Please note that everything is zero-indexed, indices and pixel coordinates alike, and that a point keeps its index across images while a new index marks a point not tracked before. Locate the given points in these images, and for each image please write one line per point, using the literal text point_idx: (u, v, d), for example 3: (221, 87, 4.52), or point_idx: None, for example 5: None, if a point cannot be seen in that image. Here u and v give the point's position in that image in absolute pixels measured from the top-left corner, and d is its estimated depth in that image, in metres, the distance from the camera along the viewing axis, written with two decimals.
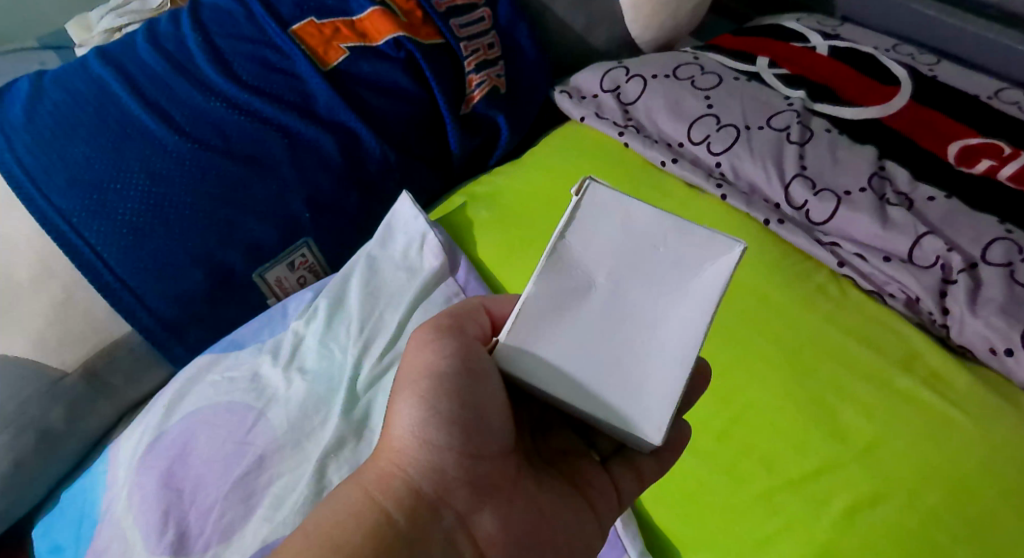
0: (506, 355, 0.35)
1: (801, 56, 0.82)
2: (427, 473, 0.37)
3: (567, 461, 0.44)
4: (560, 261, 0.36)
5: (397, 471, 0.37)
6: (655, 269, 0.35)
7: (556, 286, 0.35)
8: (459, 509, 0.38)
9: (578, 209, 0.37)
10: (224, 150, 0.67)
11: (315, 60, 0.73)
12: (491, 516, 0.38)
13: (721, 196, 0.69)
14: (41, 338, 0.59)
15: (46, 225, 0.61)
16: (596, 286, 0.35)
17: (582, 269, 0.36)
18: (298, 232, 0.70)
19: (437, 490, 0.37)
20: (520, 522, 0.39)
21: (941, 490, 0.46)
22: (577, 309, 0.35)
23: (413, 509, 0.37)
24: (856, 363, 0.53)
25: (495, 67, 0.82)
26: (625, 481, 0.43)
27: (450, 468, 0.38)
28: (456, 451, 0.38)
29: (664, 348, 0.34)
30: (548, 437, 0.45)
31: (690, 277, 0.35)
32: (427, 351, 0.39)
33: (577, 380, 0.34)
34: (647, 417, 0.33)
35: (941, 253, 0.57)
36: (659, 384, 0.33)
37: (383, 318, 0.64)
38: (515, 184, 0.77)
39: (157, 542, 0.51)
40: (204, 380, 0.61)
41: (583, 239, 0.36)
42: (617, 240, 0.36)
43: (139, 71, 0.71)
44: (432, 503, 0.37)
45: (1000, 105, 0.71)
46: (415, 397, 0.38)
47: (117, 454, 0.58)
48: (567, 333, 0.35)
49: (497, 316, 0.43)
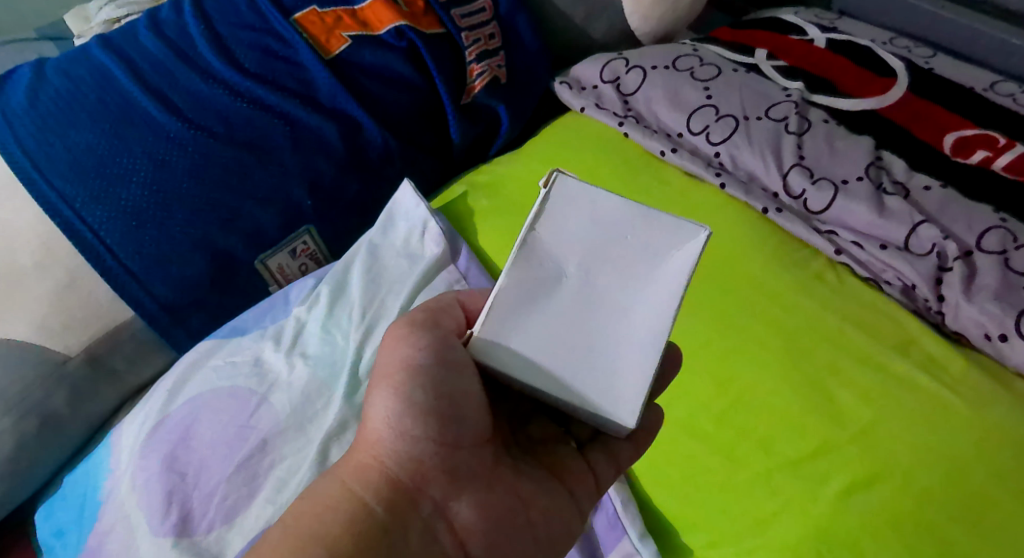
0: (481, 347, 0.35)
1: (799, 48, 0.82)
2: (404, 463, 0.38)
3: (546, 448, 0.44)
4: (531, 253, 0.36)
5: (375, 462, 0.38)
6: (623, 258, 0.36)
7: (529, 277, 0.36)
8: (435, 497, 0.38)
9: (547, 203, 0.37)
10: (226, 137, 0.67)
11: (317, 48, 0.73)
12: (469, 505, 0.38)
13: (720, 184, 0.69)
14: (44, 323, 0.59)
15: (48, 209, 0.62)
16: (567, 277, 0.36)
17: (552, 260, 0.36)
18: (300, 219, 0.70)
19: (415, 480, 0.38)
20: (498, 508, 0.39)
21: (936, 472, 0.46)
22: (549, 300, 0.36)
23: (392, 500, 0.37)
24: (852, 348, 0.54)
25: (496, 58, 0.82)
26: (601, 465, 0.44)
27: (427, 458, 0.38)
28: (434, 440, 0.38)
29: (635, 333, 0.35)
30: (528, 426, 0.45)
31: (656, 264, 0.36)
32: (403, 346, 0.40)
33: (550, 369, 0.34)
34: (619, 402, 0.34)
35: (937, 241, 0.58)
36: (632, 370, 0.34)
37: (384, 305, 0.64)
38: (516, 173, 0.77)
39: (161, 524, 0.51)
40: (206, 364, 0.61)
41: (553, 231, 0.37)
42: (586, 231, 0.36)
43: (141, 57, 0.71)
44: (411, 493, 0.38)
45: (995, 97, 0.72)
46: (391, 389, 0.39)
47: (119, 437, 0.58)
48: (542, 324, 0.35)
49: (472, 310, 0.43)
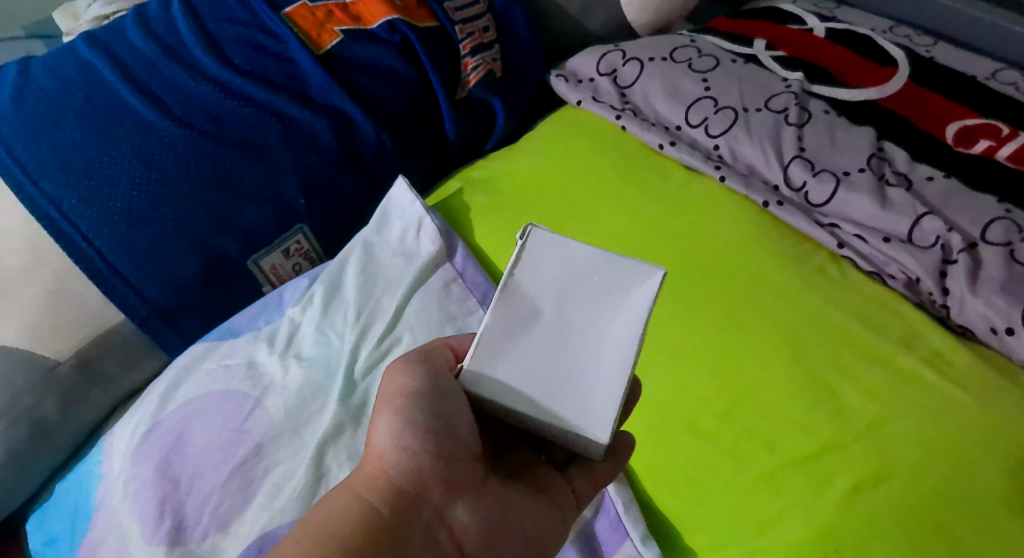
0: (470, 380, 0.34)
1: (798, 37, 0.81)
2: (405, 472, 0.37)
3: (528, 468, 0.42)
4: (510, 293, 0.35)
5: (381, 474, 0.37)
6: (595, 295, 0.35)
7: (509, 316, 0.35)
8: (435, 502, 0.37)
9: (524, 250, 0.37)
10: (216, 135, 0.66)
11: (308, 43, 0.72)
12: (465, 509, 0.38)
13: (719, 177, 0.68)
14: (33, 329, 0.58)
15: (36, 212, 0.60)
16: (544, 313, 0.35)
17: (530, 299, 0.35)
18: (293, 218, 0.69)
19: (415, 486, 0.37)
20: (493, 512, 0.38)
21: (942, 470, 0.45)
22: (528, 336, 0.34)
23: (395, 503, 0.36)
24: (855, 342, 0.53)
25: (490, 51, 0.80)
26: (582, 486, 0.42)
27: (426, 468, 0.37)
28: (433, 453, 0.37)
29: (608, 363, 0.34)
30: (509, 455, 0.42)
31: (624, 300, 0.35)
32: (401, 376, 0.39)
33: (531, 400, 0.33)
34: (597, 428, 0.32)
35: (941, 233, 0.57)
36: (608, 398, 0.33)
37: (380, 305, 0.63)
38: (512, 169, 0.76)
39: (154, 532, 0.50)
40: (199, 368, 0.60)
41: (530, 273, 0.36)
42: (561, 273, 0.36)
43: (129, 55, 0.69)
44: (411, 496, 0.37)
45: (997, 86, 0.71)
46: (393, 412, 0.38)
47: (111, 444, 0.57)
48: (520, 356, 0.34)
49: (460, 349, 0.41)
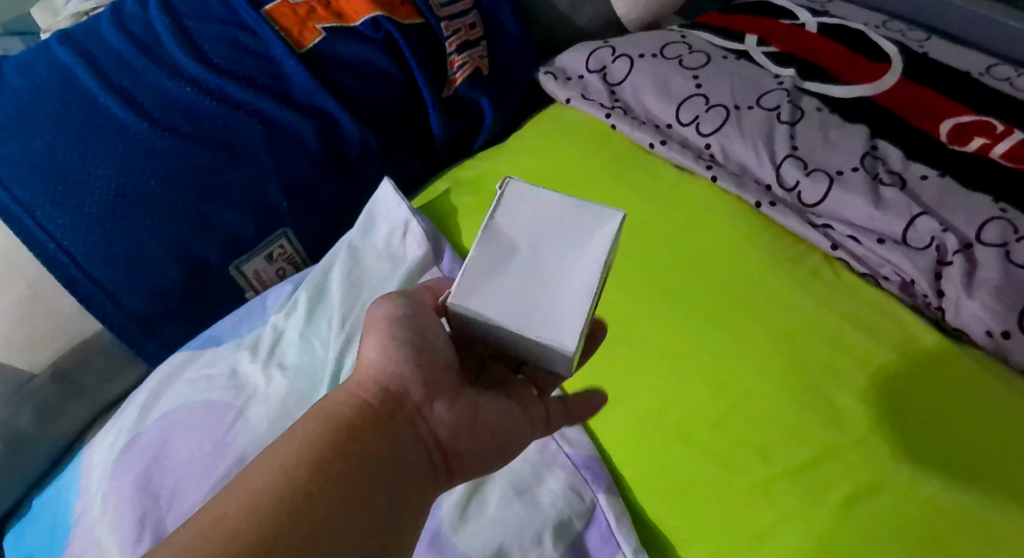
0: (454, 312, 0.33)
1: (790, 33, 0.80)
2: (389, 374, 0.35)
3: (500, 378, 0.40)
4: (487, 234, 0.34)
5: (370, 377, 0.35)
6: (568, 234, 0.34)
7: (485, 254, 0.34)
8: (417, 400, 0.35)
9: (503, 200, 0.36)
10: (195, 137, 0.64)
11: (289, 41, 0.70)
12: (447, 408, 0.35)
13: (711, 177, 0.66)
14: (8, 340, 0.57)
15: (9, 220, 0.58)
16: (518, 251, 0.34)
17: (505, 238, 0.34)
18: (276, 222, 0.67)
19: (396, 388, 0.34)
20: (473, 412, 0.36)
21: (938, 479, 0.44)
22: (503, 272, 0.33)
23: (383, 399, 0.34)
24: (850, 347, 0.52)
25: (478, 48, 0.79)
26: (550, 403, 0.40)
27: (407, 372, 0.35)
28: (415, 361, 0.35)
29: (576, 297, 0.32)
30: (486, 370, 0.40)
31: (592, 238, 0.34)
32: (384, 303, 0.37)
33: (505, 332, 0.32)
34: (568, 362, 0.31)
35: (936, 233, 0.56)
36: (575, 326, 0.31)
37: (366, 310, 0.61)
38: (500, 169, 0.74)
39: (134, 550, 0.49)
40: (181, 377, 0.59)
41: (506, 216, 0.35)
42: (536, 215, 0.35)
43: (104, 55, 0.67)
44: (397, 395, 0.34)
45: (991, 82, 0.71)
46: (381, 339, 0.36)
47: (90, 457, 0.55)
48: (494, 286, 0.33)
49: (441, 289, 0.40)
